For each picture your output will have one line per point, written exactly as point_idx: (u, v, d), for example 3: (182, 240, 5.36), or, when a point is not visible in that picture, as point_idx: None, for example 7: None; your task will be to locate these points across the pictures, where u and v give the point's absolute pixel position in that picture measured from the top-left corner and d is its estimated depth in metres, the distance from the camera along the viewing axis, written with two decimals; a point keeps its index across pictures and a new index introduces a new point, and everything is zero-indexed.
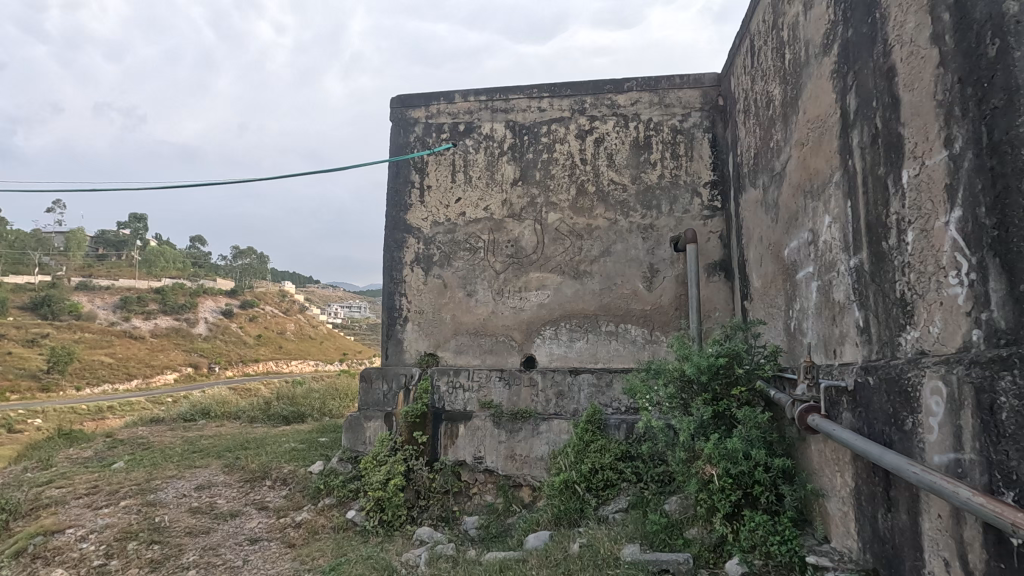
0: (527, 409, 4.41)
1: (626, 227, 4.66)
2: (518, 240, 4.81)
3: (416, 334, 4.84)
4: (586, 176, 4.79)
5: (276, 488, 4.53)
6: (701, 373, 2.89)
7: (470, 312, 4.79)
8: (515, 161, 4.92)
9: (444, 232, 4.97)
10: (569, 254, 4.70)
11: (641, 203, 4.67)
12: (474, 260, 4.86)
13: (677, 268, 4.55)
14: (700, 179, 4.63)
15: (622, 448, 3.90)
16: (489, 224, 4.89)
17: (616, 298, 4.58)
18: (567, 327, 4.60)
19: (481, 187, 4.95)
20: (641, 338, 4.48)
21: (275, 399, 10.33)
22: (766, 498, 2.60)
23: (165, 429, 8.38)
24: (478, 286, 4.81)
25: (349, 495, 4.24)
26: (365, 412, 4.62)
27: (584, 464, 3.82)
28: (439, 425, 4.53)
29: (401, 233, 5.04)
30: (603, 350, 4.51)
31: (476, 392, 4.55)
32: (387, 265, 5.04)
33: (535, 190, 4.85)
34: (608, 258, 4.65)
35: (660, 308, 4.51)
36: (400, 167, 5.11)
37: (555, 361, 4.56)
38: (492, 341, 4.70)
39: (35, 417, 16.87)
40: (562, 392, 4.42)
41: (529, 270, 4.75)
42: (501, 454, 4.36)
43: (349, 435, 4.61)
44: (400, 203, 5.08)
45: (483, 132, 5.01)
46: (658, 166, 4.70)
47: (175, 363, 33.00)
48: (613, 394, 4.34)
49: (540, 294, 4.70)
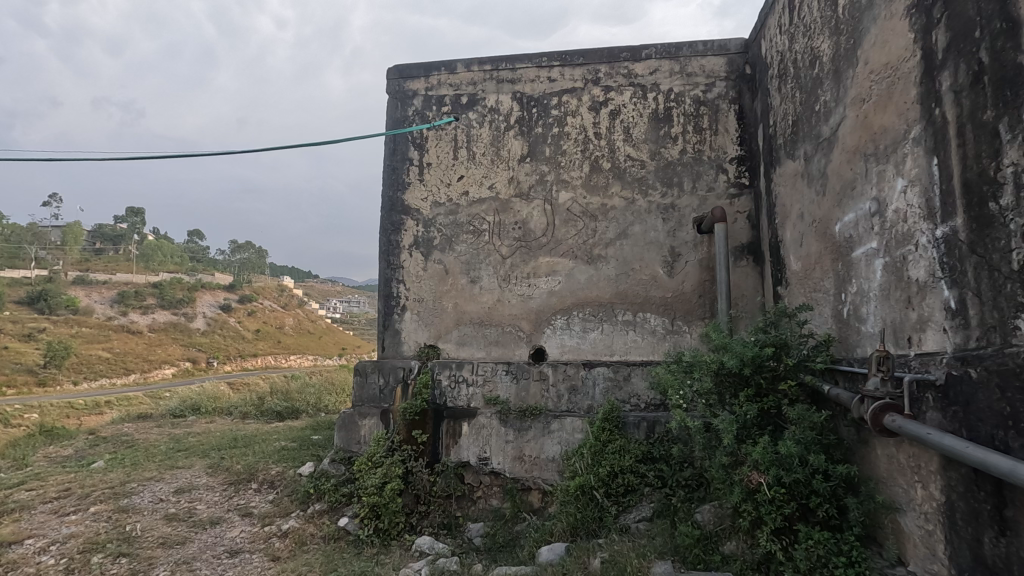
0: (536, 405, 4.03)
1: (645, 207, 4.27)
2: (526, 221, 4.42)
3: (415, 324, 4.45)
4: (601, 151, 4.39)
5: (262, 491, 4.14)
6: (744, 366, 2.51)
7: (474, 300, 4.39)
8: (523, 135, 4.52)
9: (445, 213, 4.57)
10: (583, 237, 4.31)
11: (661, 181, 4.27)
12: (478, 244, 4.47)
13: (700, 252, 4.16)
14: (726, 154, 4.23)
15: (643, 449, 3.53)
16: (494, 205, 4.49)
17: (634, 284, 4.19)
18: (581, 316, 4.21)
19: (486, 164, 4.55)
20: (661, 328, 4.09)
21: (269, 394, 9.97)
22: (825, 512, 2.21)
23: (153, 425, 8.02)
24: (483, 272, 4.42)
25: (342, 499, 3.86)
26: (360, 408, 4.20)
27: (602, 467, 3.43)
28: (441, 423, 4.15)
29: (398, 214, 4.64)
30: (620, 341, 4.12)
31: (481, 387, 4.16)
32: (383, 250, 4.64)
33: (545, 167, 4.45)
34: (624, 241, 4.25)
35: (682, 296, 4.12)
36: (397, 143, 4.70)
37: (567, 353, 4.17)
38: (498, 332, 4.31)
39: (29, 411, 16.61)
40: (575, 387, 4.03)
41: (538, 254, 4.36)
42: (508, 455, 3.98)
43: (343, 433, 4.18)
44: (397, 181, 4.68)
45: (488, 104, 4.61)
46: (679, 140, 4.30)
47: (172, 358, 32.65)
48: (632, 389, 3.95)
49: (550, 280, 4.30)
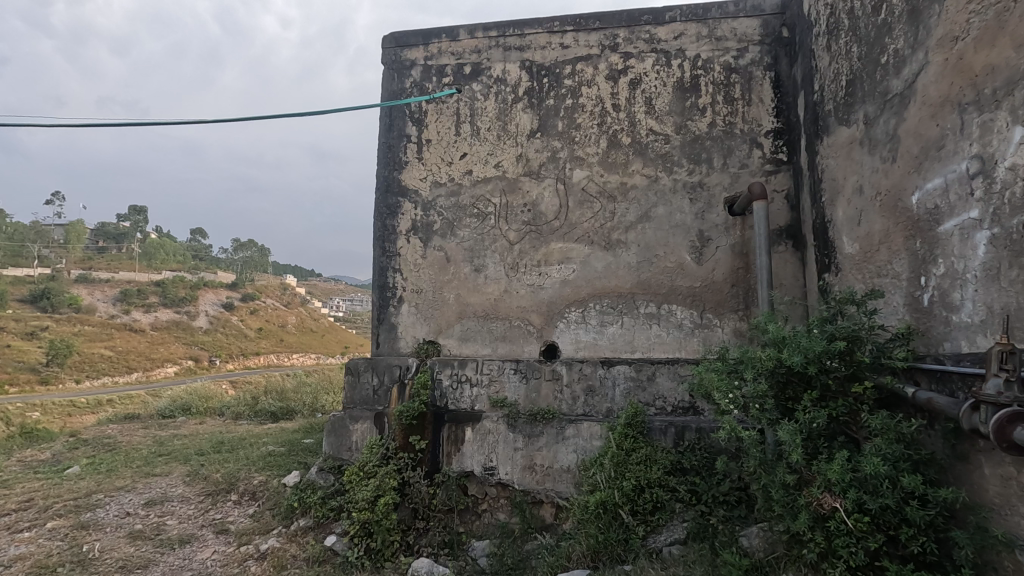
0: (548, 408, 3.58)
1: (669, 186, 3.81)
2: (536, 203, 3.97)
3: (413, 318, 4.01)
4: (619, 124, 3.93)
5: (242, 504, 3.70)
6: (809, 364, 2.07)
7: (478, 291, 3.95)
8: (532, 108, 4.07)
9: (446, 195, 4.13)
10: (600, 220, 3.86)
11: (687, 157, 3.82)
12: (482, 228, 4.02)
13: (732, 236, 3.70)
14: (761, 127, 3.76)
15: (672, 459, 3.11)
16: (501, 185, 4.05)
17: (658, 272, 3.74)
18: (598, 309, 3.76)
19: (491, 140, 4.10)
20: (689, 322, 3.64)
21: (263, 394, 9.56)
22: (921, 547, 1.77)
23: (139, 426, 7.60)
24: (488, 260, 3.98)
25: (329, 515, 3.41)
26: (351, 411, 3.80)
27: (626, 480, 2.98)
28: (441, 428, 3.71)
29: (394, 197, 4.20)
30: (642, 336, 3.67)
31: (486, 387, 3.73)
32: (378, 236, 4.18)
33: (558, 142, 4.00)
34: (646, 224, 3.80)
35: (712, 285, 3.67)
36: (393, 119, 4.26)
37: (582, 350, 3.72)
38: (505, 327, 3.86)
39: (32, 408, 16.37)
40: (592, 388, 3.59)
41: (550, 239, 3.92)
42: (517, 464, 3.55)
43: (332, 439, 3.79)
44: (393, 161, 4.23)
45: (493, 74, 4.16)
46: (707, 112, 3.84)
47: (173, 356, 32.31)
48: (657, 390, 3.51)
49: (563, 268, 3.85)
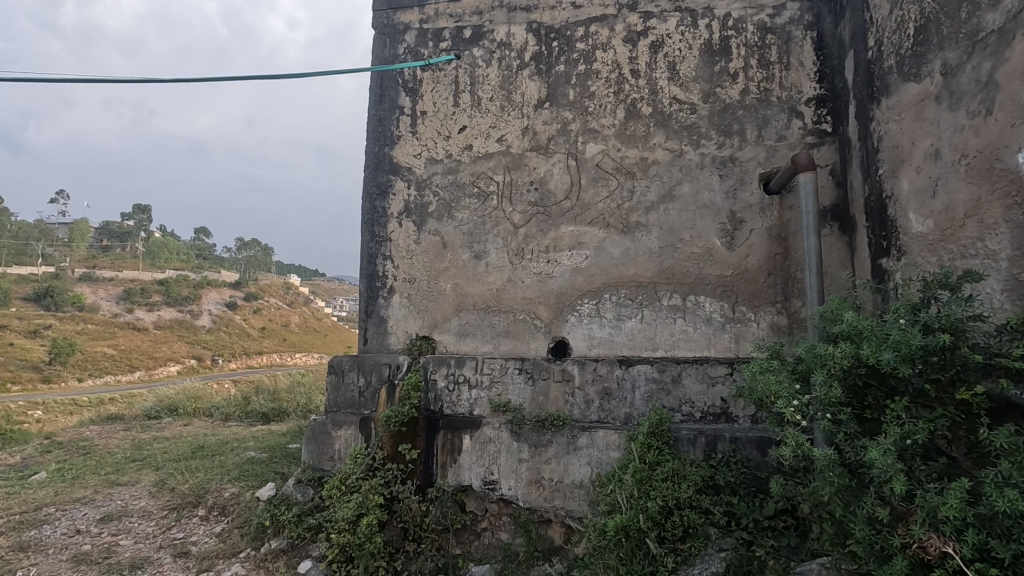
0: (558, 413, 3.12)
1: (696, 161, 3.35)
2: (544, 181, 3.52)
3: (405, 310, 3.56)
4: (639, 93, 3.47)
5: (209, 521, 3.26)
6: (901, 364, 1.60)
7: (478, 281, 3.50)
8: (540, 76, 3.61)
9: (443, 173, 3.68)
10: (616, 200, 3.41)
11: (716, 129, 3.36)
12: (483, 210, 3.58)
13: (769, 218, 3.24)
14: (801, 94, 3.29)
15: (704, 475, 2.66)
16: (504, 161, 3.60)
17: (683, 259, 3.27)
18: (614, 301, 3.31)
19: (493, 112, 3.64)
20: (719, 316, 3.19)
21: (256, 393, 9.14)
22: None
23: (120, 428, 7.17)
24: (490, 245, 3.53)
25: (305, 535, 2.97)
26: (334, 416, 3.36)
27: (652, 500, 2.52)
28: (435, 436, 3.26)
29: (384, 175, 3.75)
30: (665, 332, 3.21)
31: (487, 390, 3.27)
32: (366, 218, 3.74)
33: (568, 113, 3.55)
34: (669, 204, 3.34)
35: (745, 274, 3.21)
36: (384, 89, 3.82)
37: (596, 348, 3.26)
38: (508, 321, 3.41)
39: (35, 406, 16.14)
40: (608, 391, 3.13)
41: (559, 222, 3.46)
42: (522, 478, 3.09)
43: (312, 447, 3.35)
44: (384, 135, 3.78)
45: (496, 38, 3.70)
46: (739, 77, 3.38)
47: (174, 355, 31.95)
48: (684, 394, 3.04)
49: (575, 255, 3.40)
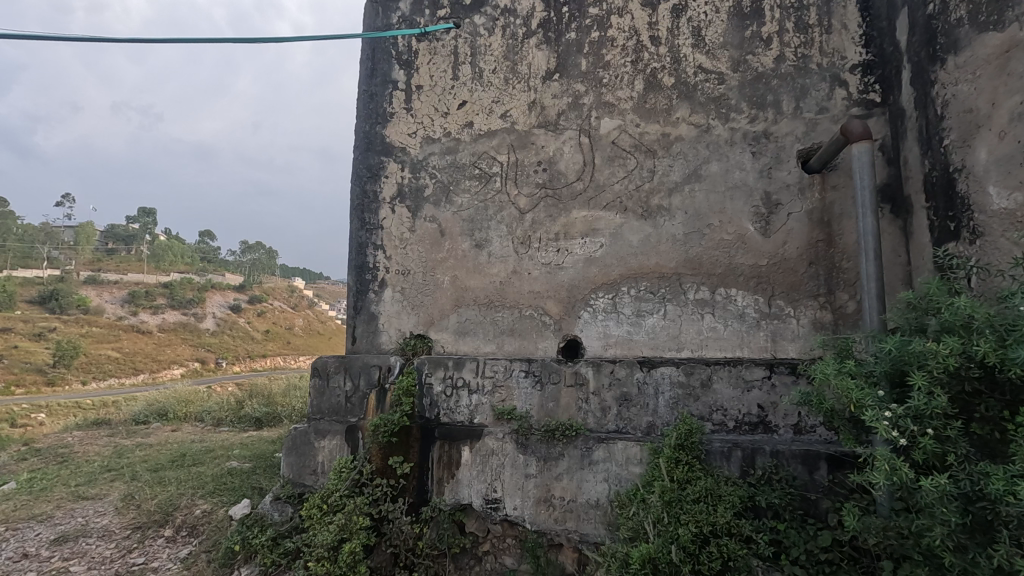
0: (571, 422, 2.73)
1: (725, 137, 2.97)
2: (553, 161, 3.14)
3: (398, 306, 3.19)
4: (660, 62, 3.10)
5: (175, 543, 2.89)
6: None
7: (479, 272, 3.13)
8: (549, 45, 3.24)
9: (440, 153, 3.31)
10: (635, 181, 3.03)
11: (747, 101, 2.98)
12: (485, 194, 3.20)
13: (809, 200, 2.84)
14: (845, 59, 2.90)
15: (743, 496, 2.28)
16: (509, 139, 3.22)
17: (711, 246, 2.89)
18: (633, 294, 2.93)
19: (497, 85, 3.27)
20: (753, 312, 2.80)
21: (250, 397, 8.78)
22: None
23: (104, 433, 6.81)
24: (493, 233, 3.16)
25: (280, 562, 2.60)
26: (316, 424, 2.98)
27: (683, 527, 2.15)
28: (430, 447, 2.88)
29: (376, 156, 3.39)
30: (691, 330, 2.83)
31: (489, 395, 2.89)
32: (356, 204, 3.37)
33: (580, 85, 3.17)
34: (695, 186, 2.96)
35: (782, 264, 2.82)
36: (375, 62, 3.44)
37: (613, 347, 2.88)
38: (513, 318, 3.03)
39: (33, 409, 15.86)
40: (628, 397, 2.73)
41: (571, 206, 3.09)
42: (529, 497, 2.71)
43: (292, 460, 2.96)
44: (375, 113, 3.42)
45: (500, 3, 3.33)
46: (773, 43, 3.00)
47: (177, 356, 31.72)
48: (716, 400, 2.64)
49: (588, 243, 3.02)
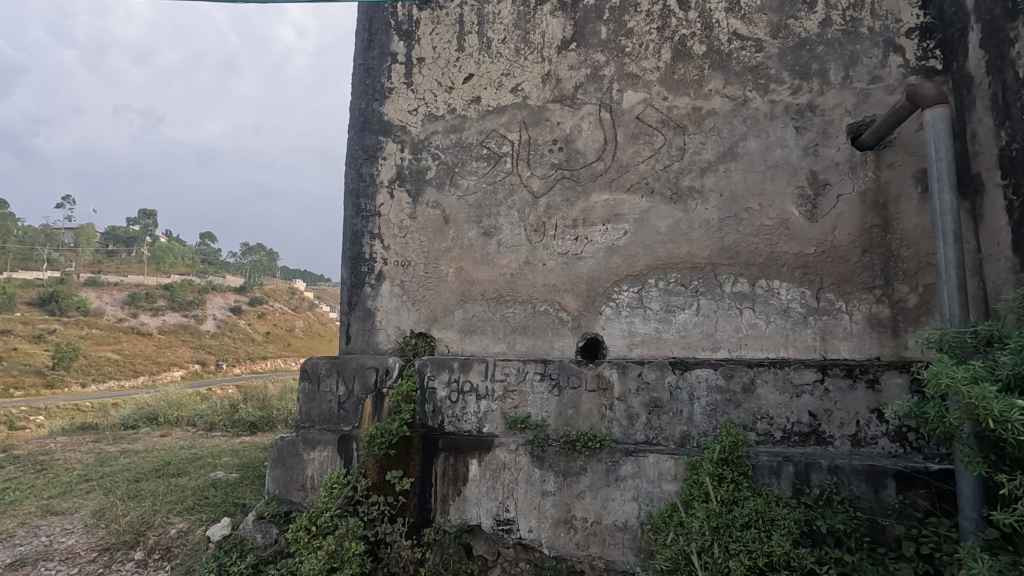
0: (593, 432, 2.40)
1: (764, 111, 2.64)
2: (570, 139, 2.82)
3: (397, 301, 2.86)
4: (689, 28, 2.77)
5: (145, 568, 2.55)
6: None
7: (488, 264, 2.80)
8: (564, 11, 2.92)
9: (444, 131, 2.99)
10: (662, 161, 2.70)
11: (788, 70, 2.65)
12: (495, 176, 2.88)
13: (861, 180, 2.51)
14: (900, 22, 2.57)
15: (800, 520, 1.96)
16: (520, 116, 2.90)
17: (750, 233, 2.56)
18: (662, 287, 2.60)
19: (507, 57, 2.95)
20: (800, 307, 2.47)
21: (243, 400, 8.43)
22: None
23: (89, 439, 6.48)
24: (503, 219, 2.83)
25: None
26: (305, 434, 2.65)
27: (736, 561, 1.86)
28: (433, 460, 2.56)
29: (373, 136, 3.06)
30: (729, 327, 2.51)
31: (500, 401, 2.56)
32: (350, 188, 3.05)
33: (600, 55, 2.85)
34: (730, 165, 2.63)
35: (831, 252, 2.49)
36: (373, 33, 3.12)
37: (640, 347, 2.56)
38: (526, 314, 2.71)
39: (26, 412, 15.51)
40: (658, 403, 2.40)
41: (590, 189, 2.76)
42: (546, 518, 2.37)
43: (278, 474, 2.64)
44: (372, 89, 3.09)
45: None
46: (818, 5, 2.67)
47: (176, 358, 31.40)
48: (760, 407, 2.31)
49: (610, 230, 2.69)
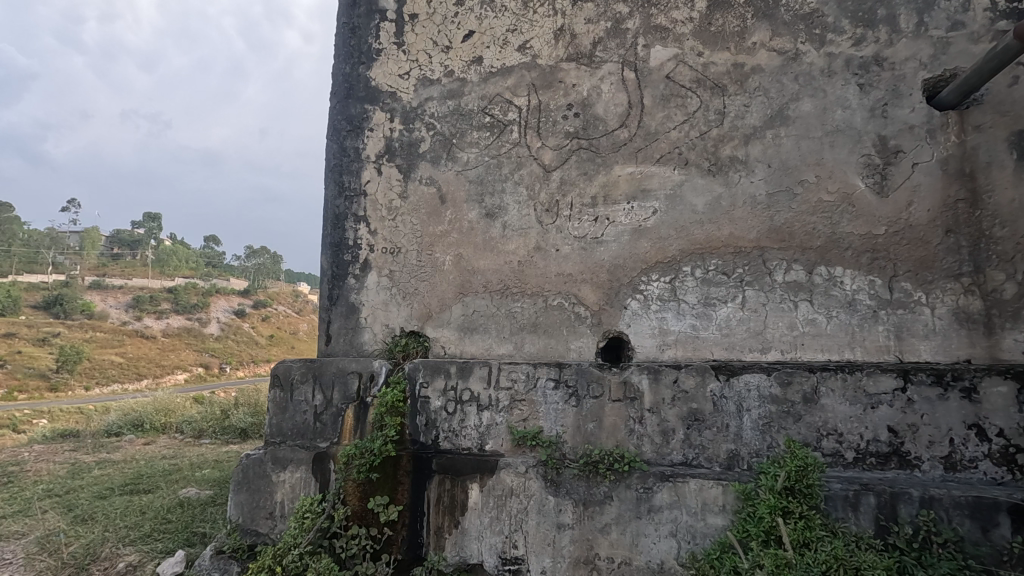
0: (619, 451, 1.97)
1: (821, 65, 2.21)
2: (587, 104, 2.40)
3: (385, 295, 2.45)
4: None
5: None
6: None
7: (491, 250, 2.38)
8: None
9: (440, 98, 2.57)
10: (698, 126, 2.28)
11: (849, 17, 2.21)
12: (499, 148, 2.46)
13: (941, 146, 2.08)
14: None
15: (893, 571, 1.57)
16: (528, 78, 2.48)
17: (806, 210, 2.13)
18: (700, 276, 2.17)
19: (513, 10, 2.53)
20: (869, 299, 2.03)
21: (236, 405, 8.04)
22: None
23: (68, 447, 6.08)
24: (509, 198, 2.41)
25: None
26: (274, 451, 2.23)
27: None
28: (425, 485, 2.12)
29: (358, 104, 2.65)
30: (782, 323, 2.08)
31: (506, 412, 2.13)
32: (332, 164, 2.63)
33: (622, 5, 2.42)
34: (780, 130, 2.21)
35: (906, 233, 2.05)
36: None
37: (674, 349, 2.13)
38: (537, 309, 2.28)
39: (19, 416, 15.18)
40: (699, 416, 1.97)
41: (612, 162, 2.34)
42: (563, 556, 1.95)
43: (241, 500, 2.22)
44: (357, 51, 2.68)
45: None
46: None
47: (177, 361, 31.10)
48: (826, 422, 1.88)
49: (636, 209, 2.27)
